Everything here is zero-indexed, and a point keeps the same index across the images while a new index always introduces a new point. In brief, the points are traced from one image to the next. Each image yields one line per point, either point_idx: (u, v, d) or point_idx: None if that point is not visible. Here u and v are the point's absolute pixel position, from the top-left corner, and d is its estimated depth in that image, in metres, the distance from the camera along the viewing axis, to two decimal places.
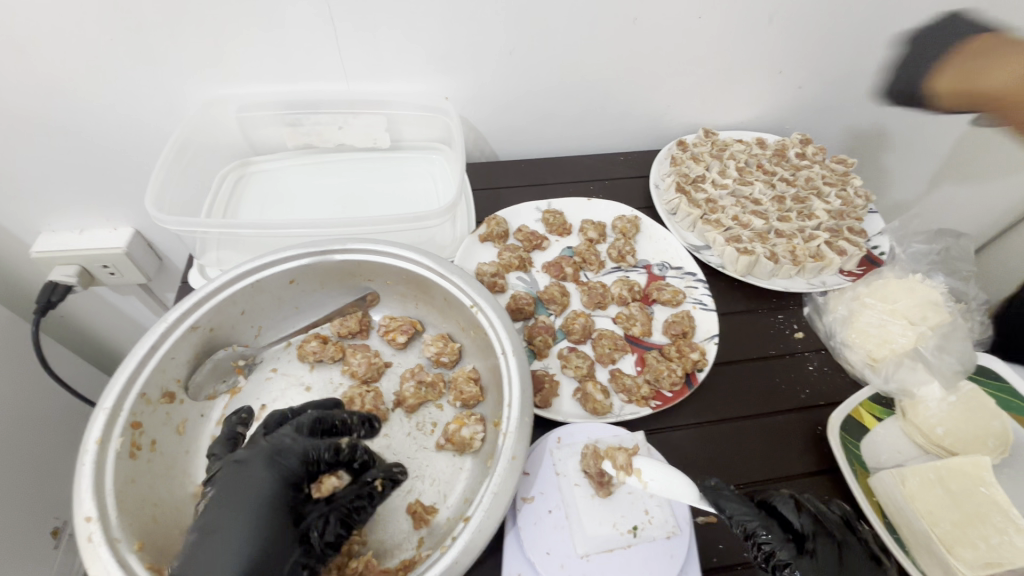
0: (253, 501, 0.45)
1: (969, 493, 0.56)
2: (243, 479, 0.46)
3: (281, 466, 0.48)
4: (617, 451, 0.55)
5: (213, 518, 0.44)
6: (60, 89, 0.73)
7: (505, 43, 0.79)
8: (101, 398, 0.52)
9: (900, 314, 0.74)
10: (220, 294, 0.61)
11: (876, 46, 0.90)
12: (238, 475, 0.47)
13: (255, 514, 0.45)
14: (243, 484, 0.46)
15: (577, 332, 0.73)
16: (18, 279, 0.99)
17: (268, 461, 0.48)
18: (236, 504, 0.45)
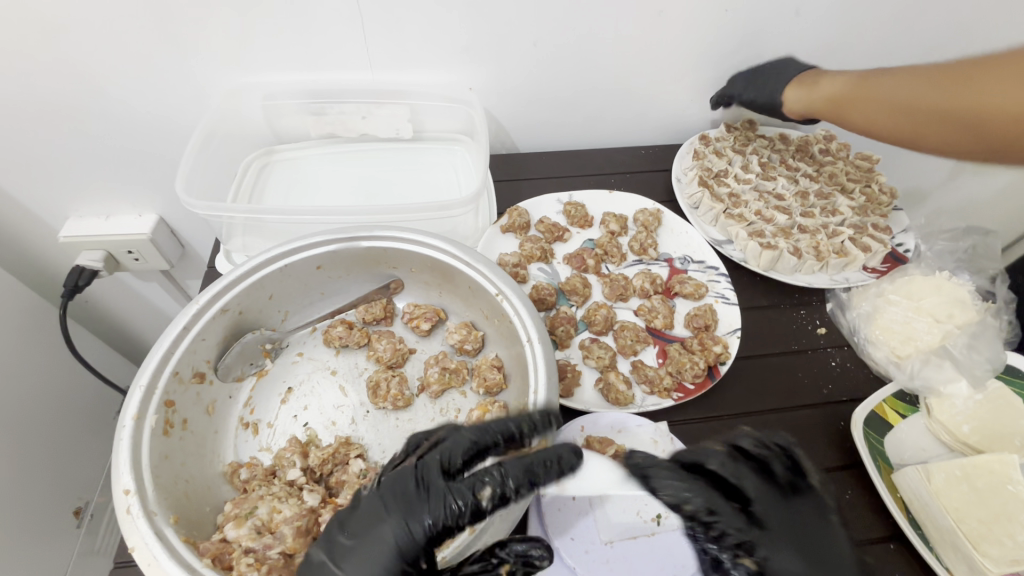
0: (382, 552, 0.43)
1: (997, 492, 0.55)
2: (377, 526, 0.44)
3: (411, 522, 0.44)
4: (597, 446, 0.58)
5: (341, 555, 0.43)
6: (93, 75, 0.74)
7: (531, 34, 0.79)
8: (137, 376, 0.53)
9: (926, 312, 0.73)
10: (250, 278, 0.62)
11: (904, 40, 0.89)
12: (379, 519, 0.44)
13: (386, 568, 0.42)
14: (381, 532, 0.44)
15: (598, 324, 0.73)
16: (46, 263, 1.01)
17: (404, 511, 0.45)
18: (362, 555, 0.43)
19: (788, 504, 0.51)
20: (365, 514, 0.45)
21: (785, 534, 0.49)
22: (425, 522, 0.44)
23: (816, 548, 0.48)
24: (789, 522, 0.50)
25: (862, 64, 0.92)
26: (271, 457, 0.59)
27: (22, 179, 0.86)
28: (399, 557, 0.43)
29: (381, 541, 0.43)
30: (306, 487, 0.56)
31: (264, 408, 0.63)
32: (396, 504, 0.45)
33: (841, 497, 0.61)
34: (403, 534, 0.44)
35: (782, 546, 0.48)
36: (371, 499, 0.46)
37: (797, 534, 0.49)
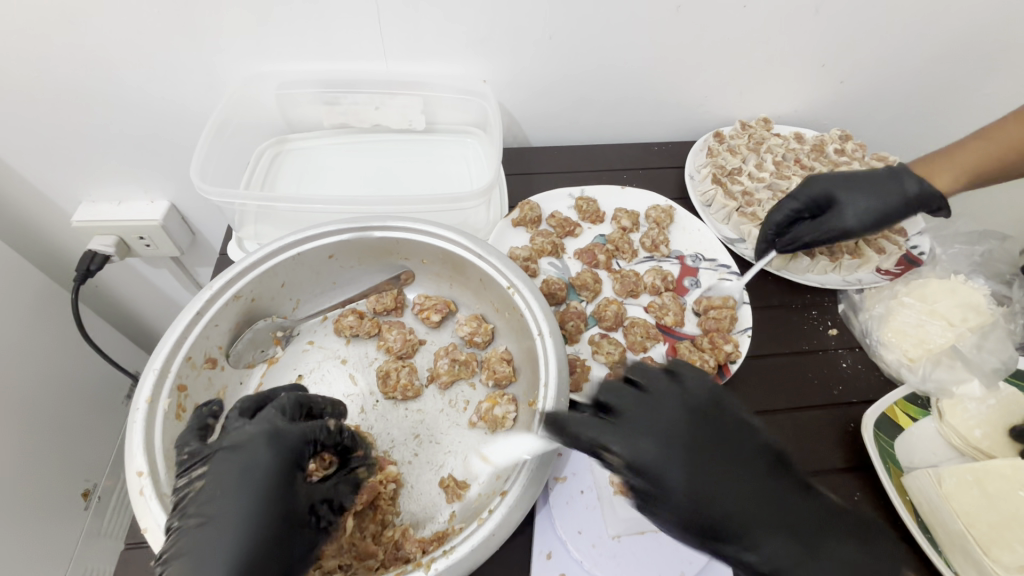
0: (255, 479, 0.44)
1: (1008, 496, 0.55)
2: (240, 463, 0.44)
3: (283, 453, 0.46)
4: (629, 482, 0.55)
5: (211, 497, 0.43)
6: (109, 62, 0.74)
7: (546, 28, 0.79)
8: (150, 359, 0.53)
9: (940, 314, 0.73)
10: (263, 265, 0.62)
11: (924, 41, 0.88)
12: (233, 462, 0.44)
13: (262, 491, 0.43)
14: (235, 467, 0.44)
15: (609, 322, 0.73)
16: (58, 249, 1.02)
17: (259, 442, 0.45)
18: (234, 485, 0.43)
19: (658, 403, 0.50)
20: (218, 459, 0.44)
21: (667, 414, 0.49)
22: (290, 443, 0.46)
23: (696, 454, 0.47)
24: (697, 418, 0.49)
25: (880, 63, 0.91)
26: None
27: (38, 164, 0.87)
28: (271, 480, 0.44)
29: (231, 473, 0.44)
30: None
31: None
32: (252, 439, 0.45)
33: (850, 498, 0.61)
34: (277, 458, 0.45)
35: (661, 445, 0.47)
36: (219, 451, 0.45)
37: (692, 428, 0.48)
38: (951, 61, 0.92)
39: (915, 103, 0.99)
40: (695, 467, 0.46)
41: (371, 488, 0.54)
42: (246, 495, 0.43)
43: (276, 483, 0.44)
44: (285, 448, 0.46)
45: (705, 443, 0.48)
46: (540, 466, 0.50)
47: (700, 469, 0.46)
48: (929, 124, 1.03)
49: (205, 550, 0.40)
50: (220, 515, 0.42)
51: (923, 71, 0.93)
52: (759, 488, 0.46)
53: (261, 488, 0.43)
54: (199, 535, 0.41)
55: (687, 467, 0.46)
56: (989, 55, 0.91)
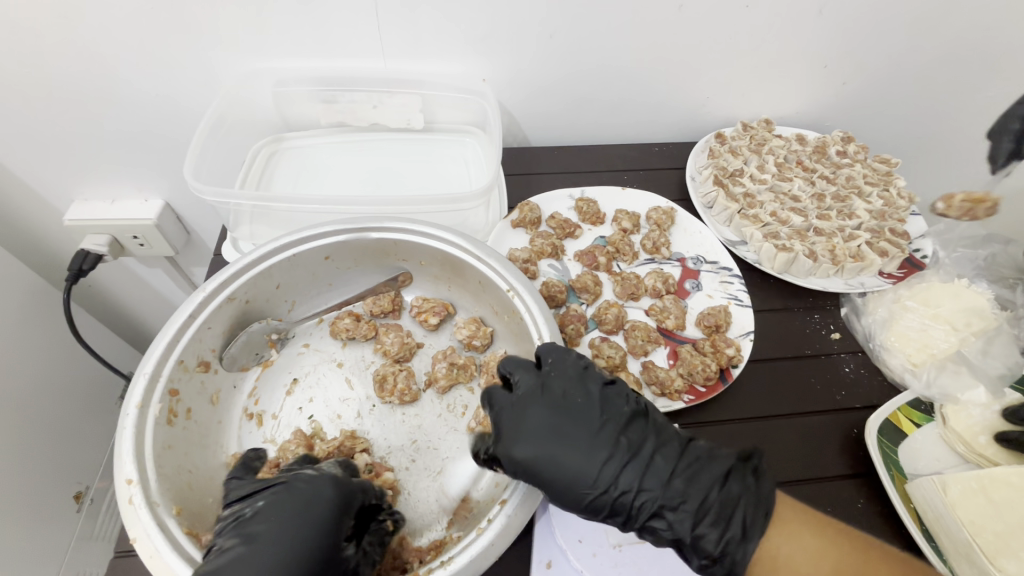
0: (314, 516, 0.45)
1: (1014, 504, 0.54)
2: (304, 499, 0.46)
3: (346, 495, 0.48)
4: None
5: (268, 520, 0.44)
6: (100, 57, 0.73)
7: (547, 26, 0.78)
8: (141, 363, 0.52)
9: (943, 319, 0.72)
10: (257, 267, 0.61)
11: (927, 42, 0.87)
12: (300, 495, 0.46)
13: (314, 526, 0.44)
14: (298, 500, 0.46)
15: (984, 207, 0.79)
16: (51, 247, 1.00)
17: (324, 480, 0.48)
18: (292, 518, 0.44)
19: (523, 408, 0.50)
20: (283, 489, 0.47)
21: (525, 425, 0.49)
22: (356, 490, 0.49)
23: (556, 448, 0.48)
24: (558, 409, 0.50)
25: (884, 64, 0.90)
26: (274, 449, 0.58)
27: (28, 162, 0.85)
28: (327, 521, 0.45)
29: (295, 506, 0.45)
30: None
31: (269, 399, 0.62)
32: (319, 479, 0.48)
33: (853, 506, 0.60)
34: (335, 500, 0.46)
35: (532, 439, 0.48)
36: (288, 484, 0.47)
37: (553, 415, 0.49)
38: (955, 62, 0.91)
39: (917, 104, 0.98)
40: (551, 458, 0.47)
41: None
42: (302, 529, 0.44)
43: (328, 525, 0.45)
44: (343, 491, 0.48)
45: (567, 436, 0.48)
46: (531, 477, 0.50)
47: (565, 462, 0.47)
48: (930, 127, 1.02)
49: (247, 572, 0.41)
50: (270, 541, 0.43)
51: (925, 73, 0.92)
52: (609, 470, 0.47)
53: (313, 523, 0.45)
54: (246, 559, 0.42)
55: (547, 459, 0.47)
56: (994, 56, 0.90)
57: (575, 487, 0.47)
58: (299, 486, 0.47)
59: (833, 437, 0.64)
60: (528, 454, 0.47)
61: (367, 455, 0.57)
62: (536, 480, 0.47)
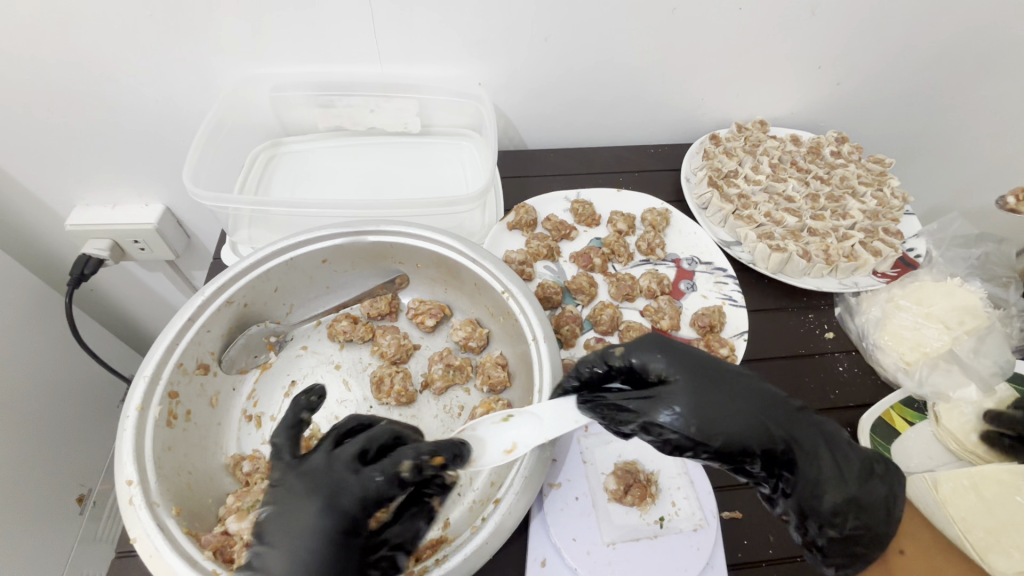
0: (305, 542, 0.42)
1: (1004, 501, 0.54)
2: (297, 521, 0.42)
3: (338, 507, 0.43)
4: (634, 483, 0.55)
5: (272, 554, 0.41)
6: (101, 64, 0.74)
7: (542, 30, 0.79)
8: (141, 366, 0.53)
9: (936, 318, 0.72)
10: (255, 270, 0.61)
11: (919, 43, 0.88)
12: (294, 516, 0.43)
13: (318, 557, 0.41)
14: (289, 518, 0.43)
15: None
16: (53, 252, 1.01)
17: (314, 505, 0.43)
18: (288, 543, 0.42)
19: (662, 340, 0.50)
20: (281, 506, 0.43)
21: (659, 350, 0.49)
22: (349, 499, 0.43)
23: (701, 367, 0.47)
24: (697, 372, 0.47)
25: (877, 65, 0.91)
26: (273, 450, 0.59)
27: (31, 168, 0.86)
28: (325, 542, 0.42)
29: (293, 530, 0.42)
30: None
31: (268, 401, 0.63)
32: (303, 496, 0.44)
33: None
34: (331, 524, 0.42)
35: (674, 357, 0.48)
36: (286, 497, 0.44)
37: (698, 378, 0.46)
38: (948, 62, 0.92)
39: (911, 104, 0.99)
40: (696, 374, 0.47)
41: None
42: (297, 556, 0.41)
43: (332, 547, 0.42)
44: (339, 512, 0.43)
45: (715, 360, 0.48)
46: (549, 429, 0.49)
47: (711, 382, 0.46)
48: (924, 127, 1.03)
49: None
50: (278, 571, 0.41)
51: (919, 73, 0.93)
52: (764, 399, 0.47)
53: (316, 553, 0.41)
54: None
55: (694, 378, 0.46)
56: (987, 56, 0.90)
57: (727, 415, 0.45)
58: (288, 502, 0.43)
59: None
60: (672, 370, 0.47)
61: None
62: (682, 400, 0.44)
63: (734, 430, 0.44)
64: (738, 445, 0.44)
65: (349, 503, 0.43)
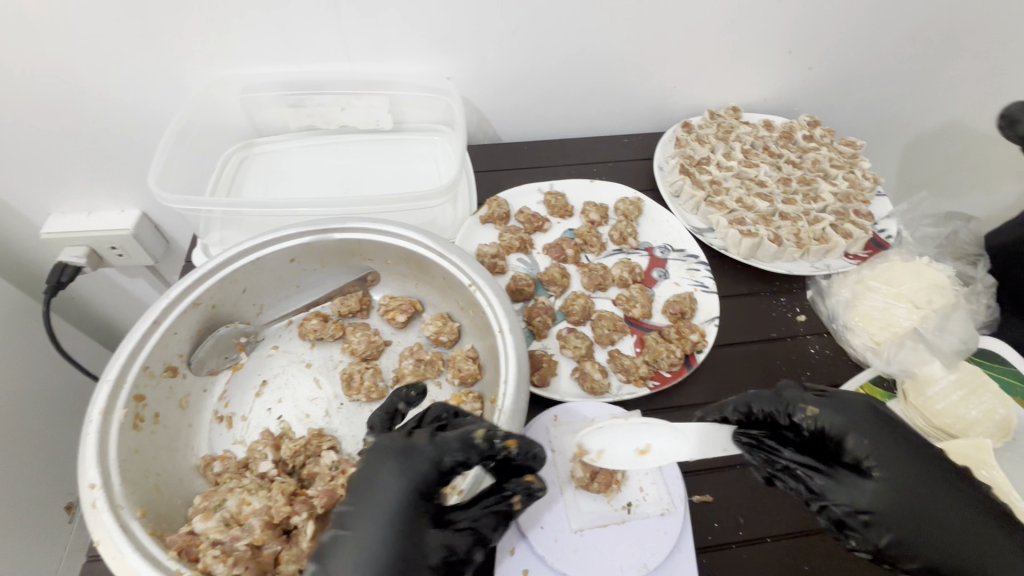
0: (392, 511, 0.44)
1: (968, 476, 0.55)
2: (392, 487, 0.45)
3: (410, 471, 0.46)
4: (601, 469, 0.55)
5: (348, 515, 0.44)
6: (65, 69, 0.73)
7: (508, 22, 0.78)
8: (104, 371, 0.52)
9: (905, 297, 0.72)
10: (221, 272, 0.61)
11: (889, 24, 0.88)
12: (394, 481, 0.45)
13: (393, 520, 0.44)
14: (392, 478, 0.45)
15: None
16: (29, 261, 1.01)
17: (394, 467, 0.46)
18: (379, 512, 0.44)
19: (842, 401, 0.50)
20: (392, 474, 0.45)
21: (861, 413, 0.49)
22: (419, 476, 0.46)
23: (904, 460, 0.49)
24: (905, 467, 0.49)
25: (847, 48, 0.91)
26: (244, 449, 0.59)
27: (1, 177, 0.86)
28: (402, 510, 0.45)
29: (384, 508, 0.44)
30: (277, 479, 0.55)
31: (239, 401, 0.63)
32: (385, 456, 0.46)
33: None
34: (407, 491, 0.45)
35: (875, 439, 0.48)
36: (391, 458, 0.46)
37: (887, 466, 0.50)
38: (918, 42, 0.92)
39: (884, 86, 0.99)
40: (898, 465, 0.47)
41: (332, 491, 0.54)
42: (383, 529, 0.44)
43: (410, 504, 0.45)
44: (417, 473, 0.46)
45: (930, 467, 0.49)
46: (687, 446, 0.53)
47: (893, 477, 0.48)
48: (897, 108, 1.03)
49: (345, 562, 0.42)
50: (356, 546, 0.43)
51: (890, 54, 0.93)
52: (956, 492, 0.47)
53: (394, 519, 0.44)
54: (351, 551, 0.43)
55: (868, 466, 0.48)
56: (954, 34, 0.91)
57: (905, 509, 0.46)
58: (400, 460, 0.46)
59: None
60: (872, 457, 0.48)
61: (333, 452, 0.58)
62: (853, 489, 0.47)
63: (899, 529, 0.46)
64: (925, 555, 0.45)
65: (425, 465, 0.46)
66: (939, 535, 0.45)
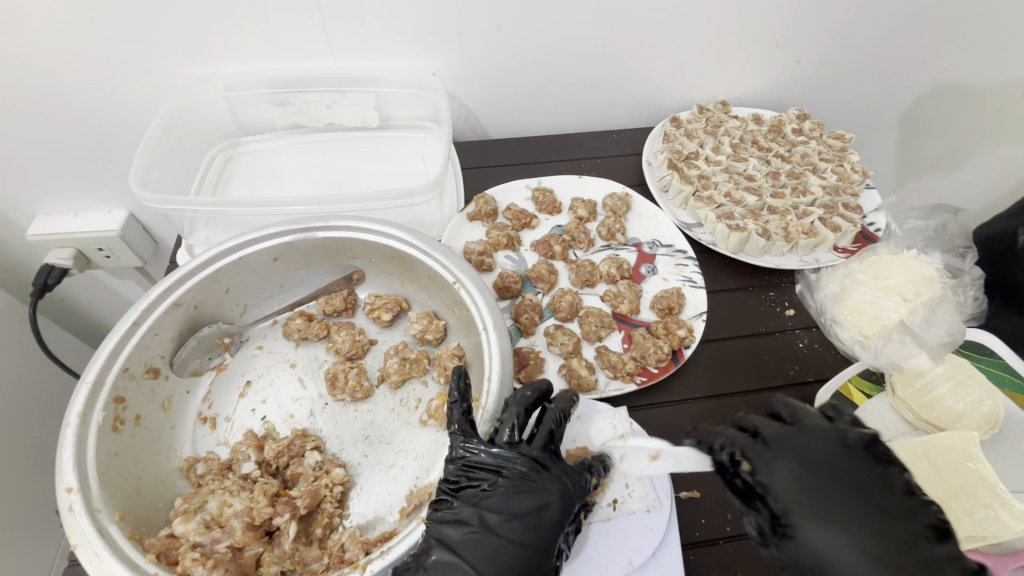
0: (547, 516, 0.48)
1: (954, 468, 0.55)
2: (531, 493, 0.49)
3: (553, 477, 0.50)
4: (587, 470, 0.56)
5: (503, 526, 0.47)
6: (45, 69, 0.72)
7: (494, 17, 0.78)
8: (83, 373, 0.52)
9: (893, 290, 0.73)
10: (203, 272, 0.61)
11: (877, 16, 0.88)
12: (535, 488, 0.49)
13: (551, 524, 0.48)
14: (539, 485, 0.49)
15: None
16: (15, 264, 1.00)
17: (535, 472, 0.50)
18: (530, 517, 0.48)
19: (804, 432, 0.50)
20: (519, 481, 0.50)
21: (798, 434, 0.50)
22: (575, 479, 0.51)
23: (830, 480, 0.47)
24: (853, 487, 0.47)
25: (835, 41, 0.91)
26: (228, 451, 0.59)
27: None
28: (558, 518, 0.48)
29: (529, 509, 0.48)
30: (259, 480, 0.55)
31: (223, 402, 0.62)
32: (519, 461, 0.51)
33: None
34: (561, 499, 0.49)
35: (789, 456, 0.48)
36: (524, 462, 0.51)
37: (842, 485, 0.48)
38: (907, 35, 0.91)
39: (873, 78, 0.98)
40: (796, 481, 0.46)
41: (316, 491, 0.54)
42: (538, 533, 0.47)
43: (559, 511, 0.49)
44: (556, 480, 0.50)
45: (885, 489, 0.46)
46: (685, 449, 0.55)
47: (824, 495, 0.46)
48: (887, 101, 1.03)
49: (478, 557, 0.46)
50: (513, 547, 0.46)
51: (879, 47, 0.93)
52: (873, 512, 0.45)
53: (549, 524, 0.48)
54: (487, 551, 0.46)
55: (812, 494, 0.46)
56: (943, 25, 0.90)
57: (840, 529, 0.44)
58: (516, 461, 0.51)
59: None
60: (772, 469, 0.47)
61: (317, 453, 0.57)
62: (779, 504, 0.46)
63: (835, 555, 0.43)
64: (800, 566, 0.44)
65: (558, 467, 0.51)
66: (895, 568, 0.42)
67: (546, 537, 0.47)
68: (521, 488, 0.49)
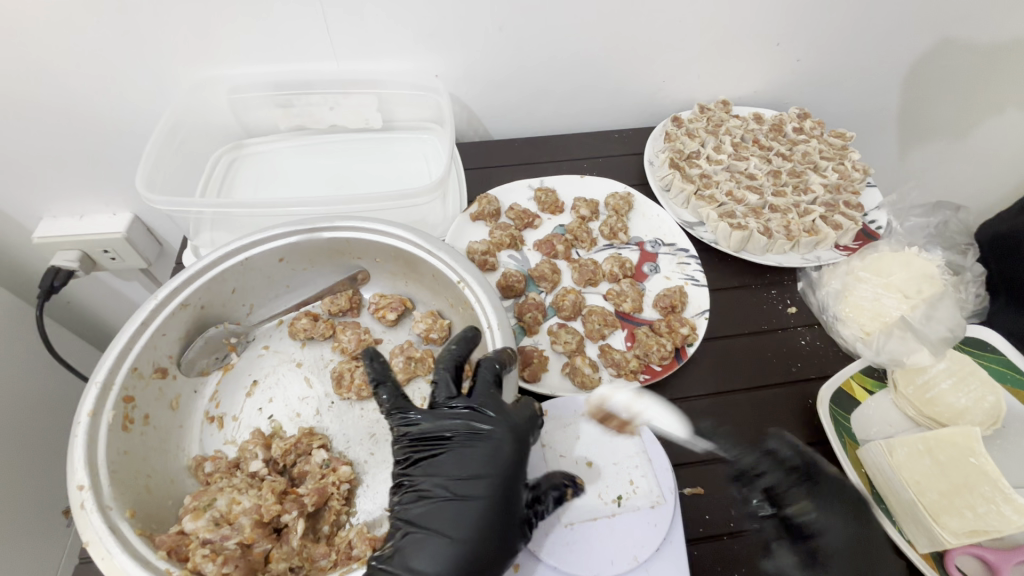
0: (497, 469, 0.50)
1: (956, 462, 0.56)
2: (485, 451, 0.50)
3: (508, 434, 0.51)
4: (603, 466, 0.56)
5: (458, 486, 0.49)
6: (52, 73, 0.73)
7: (495, 18, 0.78)
8: (93, 372, 0.52)
9: (895, 288, 0.73)
10: (210, 272, 0.61)
11: (877, 16, 0.88)
12: (483, 446, 0.50)
13: (499, 479, 0.50)
14: (486, 443, 0.50)
15: None
16: (21, 266, 1.01)
17: (488, 431, 0.51)
18: (480, 472, 0.49)
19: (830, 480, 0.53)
20: (467, 442, 0.51)
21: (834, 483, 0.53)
22: (524, 431, 0.52)
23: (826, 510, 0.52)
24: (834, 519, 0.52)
25: (836, 40, 0.91)
26: (235, 449, 0.60)
27: None
28: (508, 473, 0.50)
29: (478, 463, 0.50)
30: (267, 478, 0.55)
31: (230, 401, 0.63)
32: (472, 421, 0.51)
33: None
34: (509, 452, 0.50)
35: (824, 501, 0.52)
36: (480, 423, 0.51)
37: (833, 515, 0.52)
38: (907, 33, 0.92)
39: (874, 77, 0.99)
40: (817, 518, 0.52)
41: (323, 489, 0.54)
42: (491, 489, 0.49)
43: (508, 466, 0.50)
44: (511, 437, 0.51)
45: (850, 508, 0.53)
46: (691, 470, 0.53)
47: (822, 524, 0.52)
48: (887, 99, 1.03)
49: (445, 523, 0.47)
50: (468, 505, 0.48)
51: (879, 46, 0.93)
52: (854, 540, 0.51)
53: (496, 482, 0.49)
54: (444, 511, 0.48)
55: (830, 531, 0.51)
56: (943, 23, 0.91)
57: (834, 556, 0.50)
58: (471, 420, 0.52)
59: (789, 404, 0.66)
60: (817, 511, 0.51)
61: (323, 450, 0.58)
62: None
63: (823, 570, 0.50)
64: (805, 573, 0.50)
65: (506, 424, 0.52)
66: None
67: (497, 497, 0.49)
68: (470, 448, 0.51)
